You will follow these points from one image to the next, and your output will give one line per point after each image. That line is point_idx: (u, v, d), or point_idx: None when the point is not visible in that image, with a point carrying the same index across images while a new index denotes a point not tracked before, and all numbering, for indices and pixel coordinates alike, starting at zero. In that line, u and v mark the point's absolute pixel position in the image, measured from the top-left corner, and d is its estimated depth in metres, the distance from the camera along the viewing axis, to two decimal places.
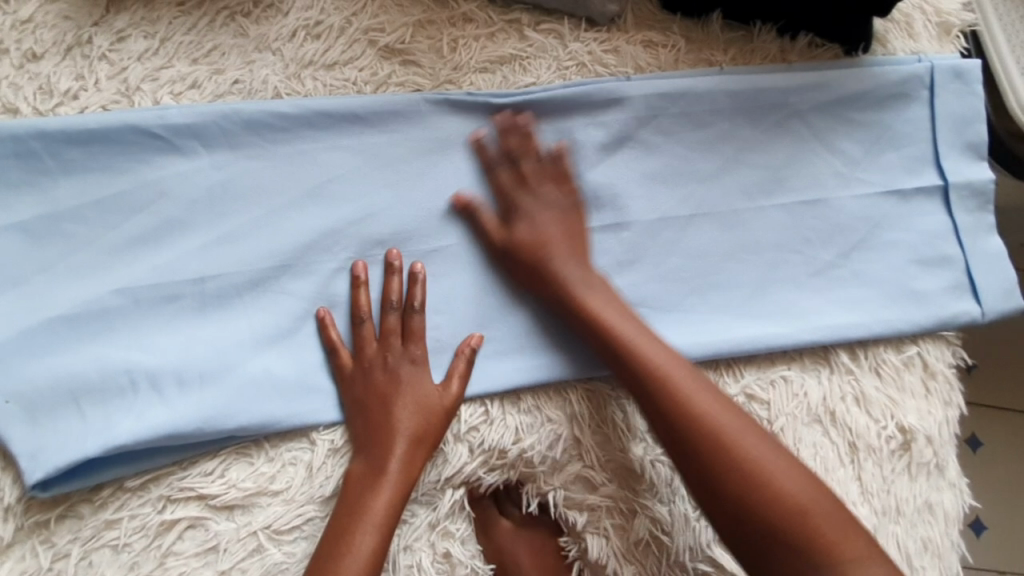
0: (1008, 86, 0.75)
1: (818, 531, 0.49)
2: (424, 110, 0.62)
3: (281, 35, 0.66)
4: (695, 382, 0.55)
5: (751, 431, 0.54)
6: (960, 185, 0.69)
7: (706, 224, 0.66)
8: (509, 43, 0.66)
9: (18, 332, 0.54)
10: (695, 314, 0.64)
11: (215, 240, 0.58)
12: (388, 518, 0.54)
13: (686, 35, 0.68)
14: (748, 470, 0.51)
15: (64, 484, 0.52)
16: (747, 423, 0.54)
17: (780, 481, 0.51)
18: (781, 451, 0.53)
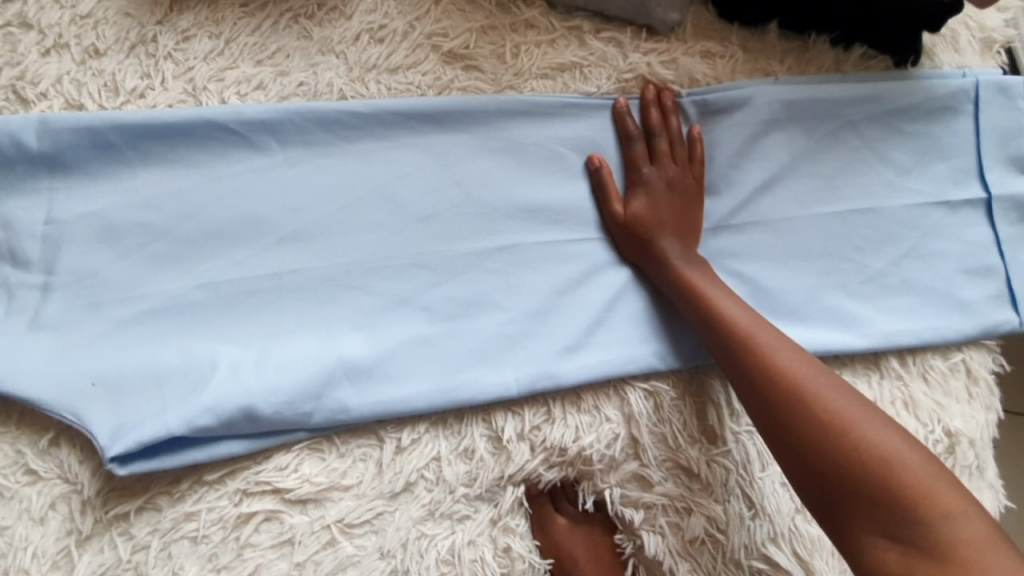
0: None
1: (907, 484, 0.48)
2: (491, 112, 0.64)
3: (344, 38, 0.67)
4: (785, 347, 0.57)
5: (839, 390, 0.54)
6: (1004, 198, 0.71)
7: (756, 232, 0.68)
8: (570, 50, 0.67)
9: (111, 324, 0.57)
10: None
11: (289, 236, 0.60)
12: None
13: (743, 45, 0.69)
14: (835, 424, 0.51)
15: (142, 464, 0.53)
16: (838, 383, 0.55)
17: (867, 435, 0.50)
18: (863, 406, 0.53)
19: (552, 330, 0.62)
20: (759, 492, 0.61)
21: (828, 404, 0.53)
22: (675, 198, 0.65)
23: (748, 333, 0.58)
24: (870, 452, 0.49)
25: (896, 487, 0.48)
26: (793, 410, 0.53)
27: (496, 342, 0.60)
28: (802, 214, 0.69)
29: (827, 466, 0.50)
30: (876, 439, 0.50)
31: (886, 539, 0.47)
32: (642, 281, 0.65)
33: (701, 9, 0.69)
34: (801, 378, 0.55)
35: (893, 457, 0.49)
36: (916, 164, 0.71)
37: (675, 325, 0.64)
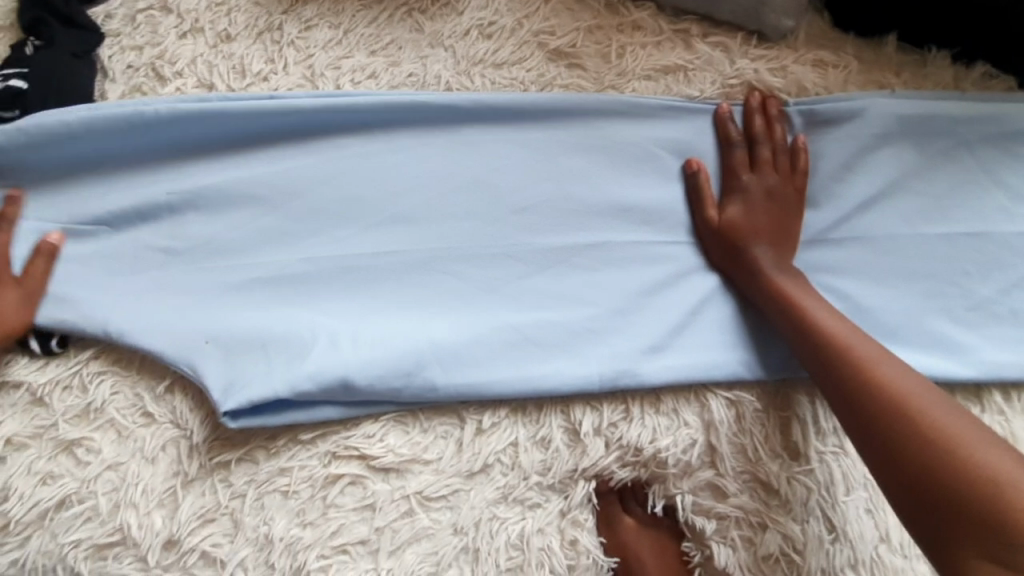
0: None
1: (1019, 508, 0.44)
2: (593, 110, 0.66)
3: (454, 33, 0.70)
4: (886, 360, 0.55)
5: (944, 408, 0.51)
6: None
7: (856, 247, 0.66)
8: (675, 53, 0.67)
9: (227, 286, 0.61)
10: None
11: (393, 218, 0.63)
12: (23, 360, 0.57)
13: (858, 55, 0.67)
14: (936, 439, 0.49)
15: (249, 418, 0.58)
16: (944, 401, 0.52)
17: (973, 452, 0.48)
18: (969, 425, 0.50)
19: (637, 329, 0.62)
20: (841, 515, 0.59)
21: (930, 420, 0.50)
22: (772, 205, 0.64)
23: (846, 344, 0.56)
24: (975, 470, 0.47)
25: (1003, 508, 0.45)
26: (890, 422, 0.52)
27: (581, 336, 0.61)
28: (907, 235, 0.66)
29: (925, 485, 0.48)
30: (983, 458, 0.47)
31: (992, 564, 0.44)
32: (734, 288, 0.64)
33: (815, 18, 0.68)
34: (901, 391, 0.53)
35: (1002, 477, 0.46)
36: None
37: (765, 337, 0.63)
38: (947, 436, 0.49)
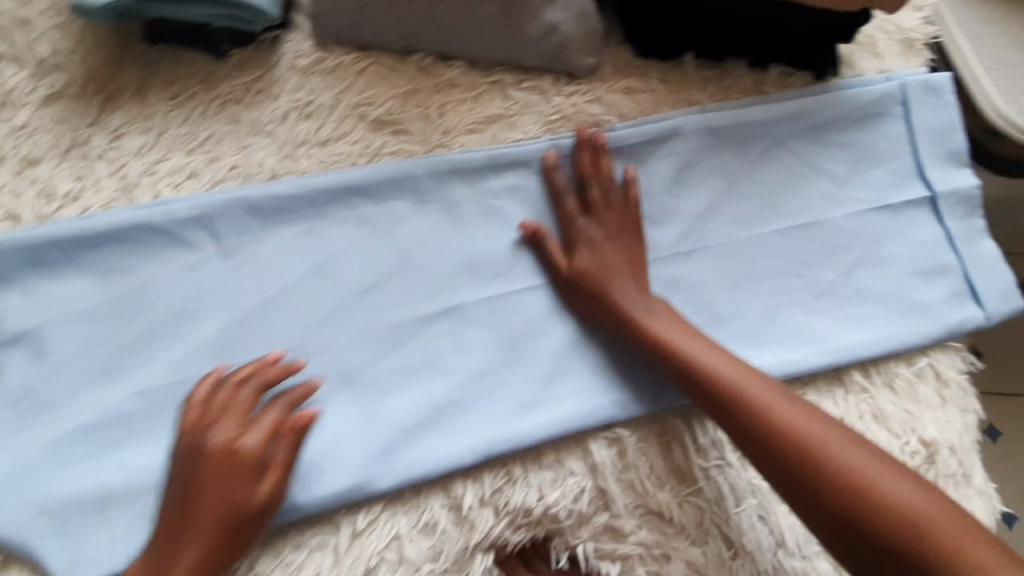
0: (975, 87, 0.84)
1: (906, 519, 0.49)
2: (424, 175, 0.66)
3: (273, 118, 0.68)
4: (767, 390, 0.57)
5: (826, 426, 0.54)
6: (947, 194, 0.71)
7: (704, 257, 0.68)
8: (494, 103, 0.68)
9: (53, 443, 0.57)
10: None
11: (231, 329, 0.60)
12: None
13: (662, 78, 0.71)
14: (825, 466, 0.52)
15: None
16: (822, 419, 0.55)
17: (858, 472, 0.51)
18: (847, 439, 0.54)
19: (506, 387, 0.62)
20: (732, 526, 0.60)
21: (818, 445, 0.53)
22: (617, 246, 0.64)
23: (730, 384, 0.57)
24: (863, 489, 0.50)
25: (897, 524, 0.49)
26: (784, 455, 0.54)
27: (448, 408, 0.60)
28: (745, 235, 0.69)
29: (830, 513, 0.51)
30: (869, 475, 0.51)
31: None
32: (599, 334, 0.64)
33: (618, 48, 0.71)
34: (788, 421, 0.55)
35: (887, 491, 0.50)
36: (853, 171, 0.72)
37: (632, 370, 0.63)
38: (832, 460, 0.52)
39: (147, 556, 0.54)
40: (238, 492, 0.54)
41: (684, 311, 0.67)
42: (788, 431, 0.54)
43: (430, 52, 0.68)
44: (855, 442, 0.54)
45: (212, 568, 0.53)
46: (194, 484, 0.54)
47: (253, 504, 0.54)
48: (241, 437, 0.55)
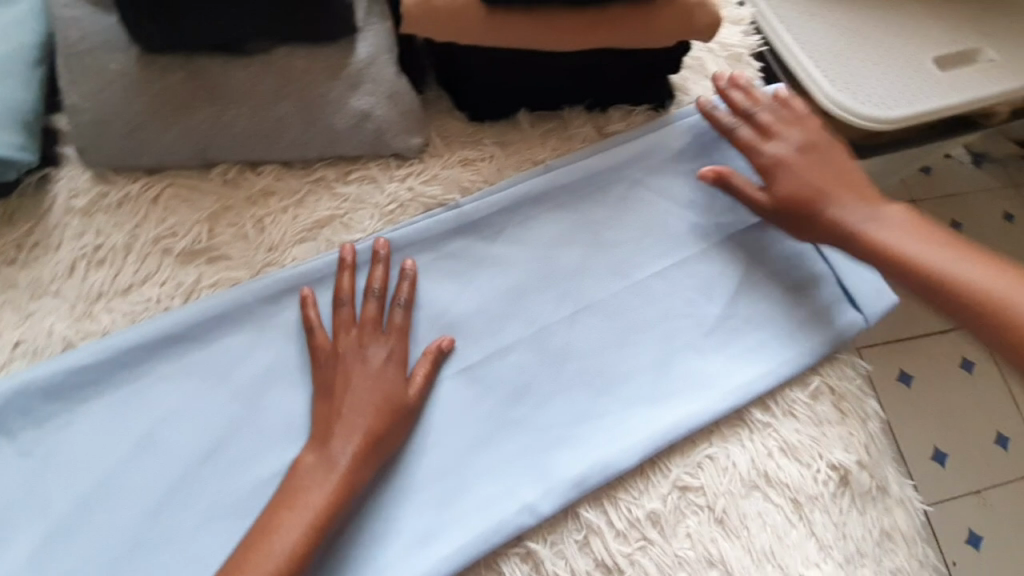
0: (798, 68, 0.91)
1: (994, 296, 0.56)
2: (253, 304, 0.57)
3: (57, 275, 0.56)
4: (887, 227, 0.63)
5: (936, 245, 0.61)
6: None
7: (591, 317, 0.63)
8: (322, 205, 0.61)
9: None
10: (608, 417, 0.61)
11: (46, 542, 0.50)
12: (301, 551, 0.48)
13: (500, 142, 0.67)
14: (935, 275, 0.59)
15: None
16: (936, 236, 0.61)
17: (969, 275, 0.58)
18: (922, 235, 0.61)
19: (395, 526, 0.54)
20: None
21: (929, 253, 0.60)
22: (525, 374, 0.61)
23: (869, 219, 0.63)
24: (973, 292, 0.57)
25: (990, 309, 0.56)
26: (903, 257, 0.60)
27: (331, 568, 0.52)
28: (622, 288, 0.65)
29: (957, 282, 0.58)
30: (963, 267, 0.59)
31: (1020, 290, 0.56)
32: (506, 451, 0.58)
33: (448, 119, 0.67)
34: (918, 247, 0.61)
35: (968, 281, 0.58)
36: (712, 197, 0.70)
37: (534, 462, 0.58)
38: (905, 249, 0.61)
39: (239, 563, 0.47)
40: (395, 409, 0.55)
41: (582, 379, 0.62)
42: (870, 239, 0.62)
43: (234, 163, 0.60)
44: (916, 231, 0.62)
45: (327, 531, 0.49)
46: (353, 410, 0.53)
47: (381, 436, 0.53)
48: (361, 397, 0.54)
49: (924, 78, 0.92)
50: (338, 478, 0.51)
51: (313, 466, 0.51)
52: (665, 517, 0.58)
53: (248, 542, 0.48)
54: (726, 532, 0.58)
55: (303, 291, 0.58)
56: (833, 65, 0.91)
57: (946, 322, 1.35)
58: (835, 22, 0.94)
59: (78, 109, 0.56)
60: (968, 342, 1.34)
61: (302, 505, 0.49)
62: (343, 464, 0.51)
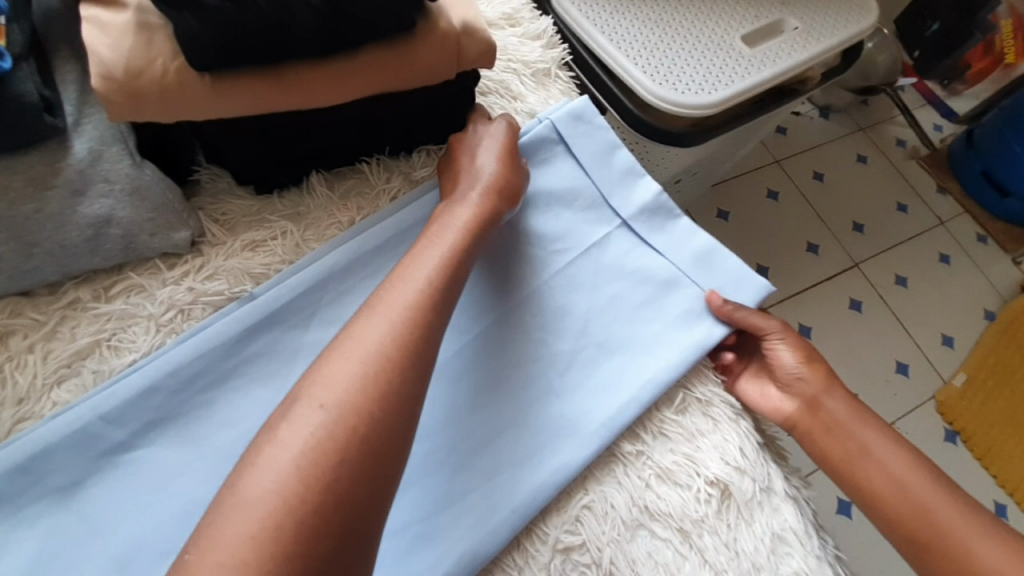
0: (608, 60, 0.90)
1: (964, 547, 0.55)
2: (2, 482, 0.47)
3: None
4: (879, 437, 0.61)
5: (942, 500, 0.57)
6: (636, 214, 0.68)
7: (430, 387, 0.58)
8: (80, 331, 0.51)
9: None
10: (472, 493, 0.55)
11: None
12: (400, 327, 0.47)
13: (293, 214, 0.60)
14: (919, 522, 0.56)
15: None
16: (922, 476, 0.58)
17: (925, 513, 0.56)
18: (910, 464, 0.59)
19: None
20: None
21: (869, 455, 0.59)
22: None
23: (818, 382, 0.63)
24: (934, 527, 0.56)
25: (927, 539, 0.56)
26: (879, 462, 0.59)
27: None
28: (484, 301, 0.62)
29: (908, 528, 0.57)
30: (940, 515, 0.56)
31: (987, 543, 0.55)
32: (382, 548, 0.52)
33: (230, 198, 0.59)
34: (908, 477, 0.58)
35: (930, 512, 0.56)
36: (545, 225, 0.66)
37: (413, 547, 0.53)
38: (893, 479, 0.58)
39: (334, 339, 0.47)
40: (496, 195, 0.58)
41: (434, 460, 0.56)
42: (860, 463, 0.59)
43: None
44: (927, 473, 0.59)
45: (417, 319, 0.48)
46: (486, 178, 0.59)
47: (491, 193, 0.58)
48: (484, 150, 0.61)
49: (736, 57, 0.94)
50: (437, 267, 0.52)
51: (453, 209, 0.58)
52: None
53: (316, 367, 0.45)
54: None
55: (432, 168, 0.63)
56: (651, 59, 0.91)
57: (830, 269, 1.40)
58: (645, 16, 0.94)
59: None
60: (852, 284, 1.40)
61: (404, 282, 0.50)
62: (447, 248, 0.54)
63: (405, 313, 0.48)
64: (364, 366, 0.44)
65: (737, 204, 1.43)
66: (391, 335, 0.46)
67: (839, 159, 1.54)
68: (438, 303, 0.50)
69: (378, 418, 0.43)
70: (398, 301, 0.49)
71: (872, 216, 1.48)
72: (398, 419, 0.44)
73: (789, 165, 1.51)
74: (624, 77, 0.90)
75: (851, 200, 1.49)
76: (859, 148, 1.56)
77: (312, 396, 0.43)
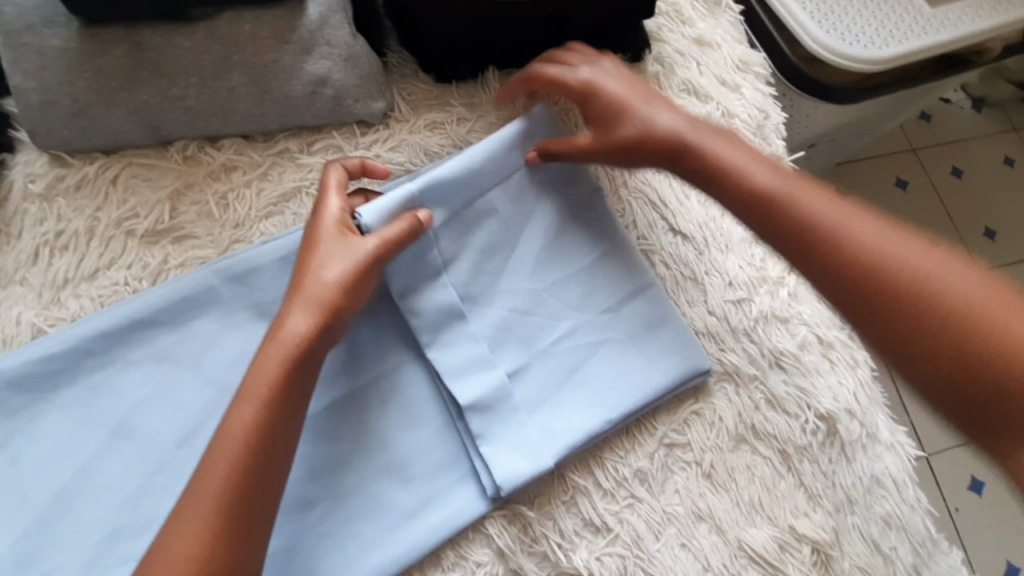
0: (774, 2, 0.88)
1: (944, 331, 0.45)
2: (221, 286, 0.56)
3: (20, 263, 0.56)
4: (815, 198, 0.52)
5: (939, 275, 0.46)
6: (471, 279, 0.59)
7: (564, 285, 0.61)
8: (287, 176, 0.59)
9: None
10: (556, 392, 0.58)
11: (27, 528, 0.50)
12: (209, 530, 0.44)
13: (468, 103, 0.65)
14: (886, 274, 0.47)
15: None
16: (920, 244, 0.48)
17: (932, 280, 0.46)
18: (832, 205, 0.51)
19: (382, 493, 0.54)
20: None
21: (775, 195, 0.52)
22: (501, 346, 0.58)
23: (680, 124, 0.57)
24: (903, 274, 0.47)
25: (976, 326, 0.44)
26: (806, 216, 0.51)
27: (318, 525, 0.52)
28: (566, 233, 0.62)
29: (930, 318, 0.45)
30: (881, 242, 0.48)
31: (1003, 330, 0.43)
32: (461, 440, 0.56)
33: (414, 81, 0.64)
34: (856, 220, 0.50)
35: (900, 263, 0.47)
36: None
37: (460, 474, 0.55)
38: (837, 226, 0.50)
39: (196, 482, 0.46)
40: (333, 289, 0.51)
41: (527, 355, 0.58)
42: (799, 193, 0.52)
43: (192, 138, 0.59)
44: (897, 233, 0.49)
45: (218, 528, 0.44)
46: (306, 281, 0.52)
47: (347, 287, 0.52)
48: (338, 217, 0.54)
49: (912, 14, 0.88)
50: (240, 435, 0.47)
51: (280, 325, 0.50)
52: (652, 475, 0.57)
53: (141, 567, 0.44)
54: (714, 487, 0.58)
55: (322, 183, 0.55)
56: (820, 5, 0.87)
57: None
58: None
59: (23, 90, 0.54)
60: None
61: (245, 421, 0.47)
62: (247, 405, 0.48)
63: (251, 426, 0.47)
64: (209, 527, 0.44)
65: (863, 183, 1.37)
66: (206, 531, 0.44)
67: (985, 153, 1.42)
68: (280, 404, 0.48)
69: (244, 521, 0.45)
70: (238, 417, 0.47)
71: (1010, 219, 1.37)
72: (257, 523, 0.46)
73: (926, 154, 1.40)
74: (786, 21, 0.87)
75: (987, 201, 1.38)
76: (1009, 147, 1.43)
77: (167, 557, 0.44)
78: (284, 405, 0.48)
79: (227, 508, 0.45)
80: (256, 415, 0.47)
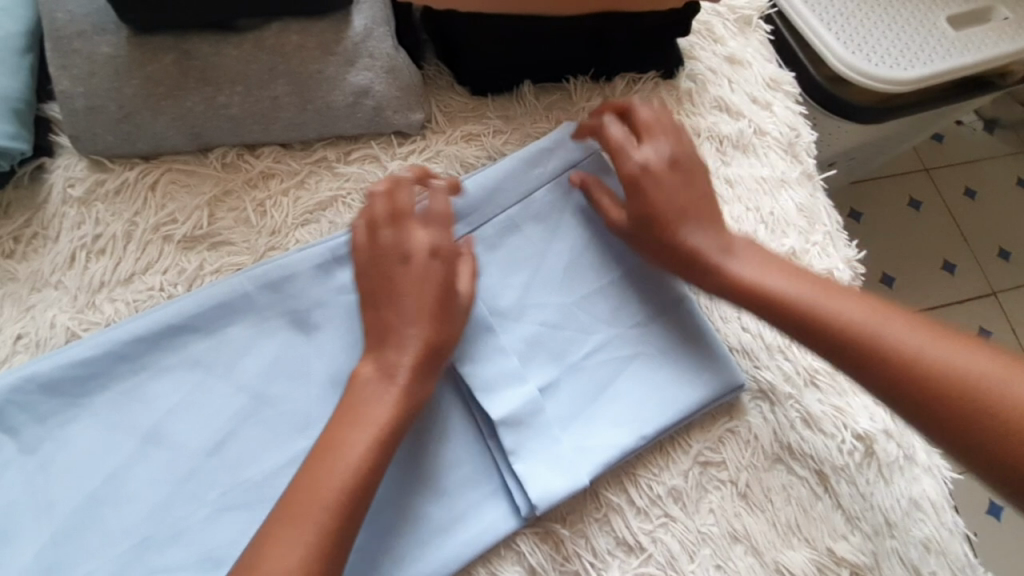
0: (800, 22, 0.89)
1: (949, 394, 0.49)
2: (255, 293, 0.55)
3: (57, 266, 0.56)
4: (780, 277, 0.57)
5: (899, 324, 0.52)
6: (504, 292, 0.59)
7: (596, 296, 0.60)
8: (324, 185, 0.59)
9: None
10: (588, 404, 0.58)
11: (54, 536, 0.49)
12: (304, 548, 0.45)
13: (504, 117, 0.65)
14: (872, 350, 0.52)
15: None
16: (857, 298, 0.55)
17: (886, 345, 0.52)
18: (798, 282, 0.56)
19: (414, 507, 0.53)
20: None
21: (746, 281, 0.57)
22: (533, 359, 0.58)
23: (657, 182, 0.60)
24: (887, 349, 0.52)
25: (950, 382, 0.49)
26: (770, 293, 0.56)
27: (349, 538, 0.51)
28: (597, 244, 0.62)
29: (911, 390, 0.50)
30: (831, 301, 0.55)
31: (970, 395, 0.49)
32: (492, 454, 0.55)
33: (451, 94, 0.65)
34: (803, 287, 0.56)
35: (899, 348, 0.51)
36: (726, 166, 0.68)
37: (491, 488, 0.54)
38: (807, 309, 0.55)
39: (274, 530, 0.46)
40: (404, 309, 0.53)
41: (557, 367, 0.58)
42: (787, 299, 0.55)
43: (231, 146, 0.59)
44: (839, 292, 0.56)
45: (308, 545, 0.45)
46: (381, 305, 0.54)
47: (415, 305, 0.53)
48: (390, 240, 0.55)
49: (937, 37, 0.89)
50: (327, 453, 0.48)
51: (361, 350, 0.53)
52: (686, 493, 0.57)
53: None
54: (750, 506, 0.57)
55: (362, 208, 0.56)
56: (846, 27, 0.88)
57: (967, 290, 1.32)
58: None
59: (69, 94, 0.55)
60: (988, 313, 1.31)
61: (334, 472, 0.47)
62: (334, 427, 0.50)
63: (337, 447, 0.49)
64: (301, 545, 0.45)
65: (880, 204, 1.37)
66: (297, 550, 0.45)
67: (1002, 175, 1.42)
68: (359, 423, 0.50)
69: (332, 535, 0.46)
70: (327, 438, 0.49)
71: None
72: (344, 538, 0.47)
73: (943, 176, 1.40)
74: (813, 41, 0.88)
75: (1005, 223, 1.38)
76: None
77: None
78: (365, 422, 0.50)
79: (317, 524, 0.46)
80: (342, 435, 0.49)
